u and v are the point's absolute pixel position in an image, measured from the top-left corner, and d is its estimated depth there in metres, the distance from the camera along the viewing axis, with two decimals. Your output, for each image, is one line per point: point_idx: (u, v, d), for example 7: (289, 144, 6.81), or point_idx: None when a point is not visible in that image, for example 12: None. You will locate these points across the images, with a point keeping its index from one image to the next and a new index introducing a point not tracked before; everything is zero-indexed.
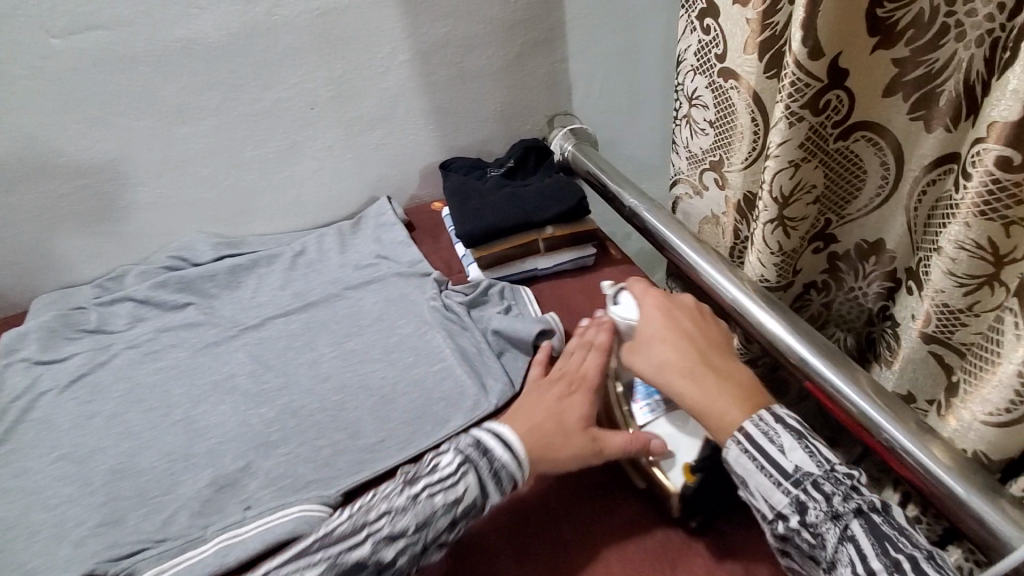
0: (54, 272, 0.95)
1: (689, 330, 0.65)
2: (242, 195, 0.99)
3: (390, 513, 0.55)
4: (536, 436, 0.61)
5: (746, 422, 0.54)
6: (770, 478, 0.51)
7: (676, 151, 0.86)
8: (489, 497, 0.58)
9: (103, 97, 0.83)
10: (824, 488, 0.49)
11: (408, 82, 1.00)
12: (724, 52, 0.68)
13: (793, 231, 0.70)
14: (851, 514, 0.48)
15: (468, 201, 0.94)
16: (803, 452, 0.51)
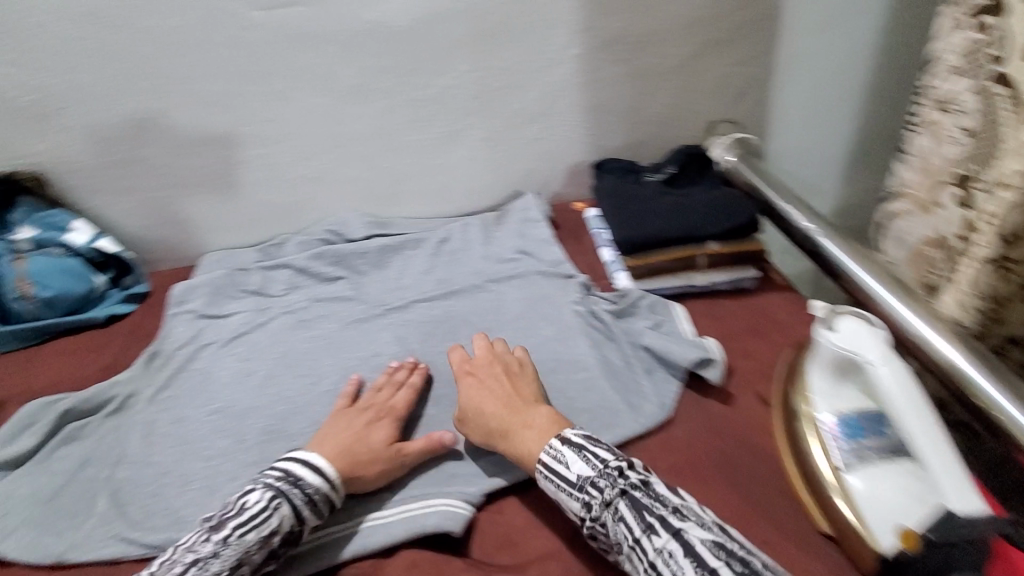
0: (221, 234, 1.00)
1: (500, 387, 0.67)
2: (396, 177, 1.01)
3: (199, 563, 0.51)
4: (343, 458, 0.61)
5: (543, 450, 0.59)
6: (561, 490, 0.57)
7: (906, 162, 0.76)
8: (307, 520, 0.57)
9: (291, 72, 0.86)
10: (598, 484, 0.54)
11: (571, 78, 0.97)
12: (1002, 53, 0.61)
13: (1010, 276, 0.64)
14: (615, 497, 0.53)
15: (624, 204, 0.88)
16: (580, 459, 0.57)
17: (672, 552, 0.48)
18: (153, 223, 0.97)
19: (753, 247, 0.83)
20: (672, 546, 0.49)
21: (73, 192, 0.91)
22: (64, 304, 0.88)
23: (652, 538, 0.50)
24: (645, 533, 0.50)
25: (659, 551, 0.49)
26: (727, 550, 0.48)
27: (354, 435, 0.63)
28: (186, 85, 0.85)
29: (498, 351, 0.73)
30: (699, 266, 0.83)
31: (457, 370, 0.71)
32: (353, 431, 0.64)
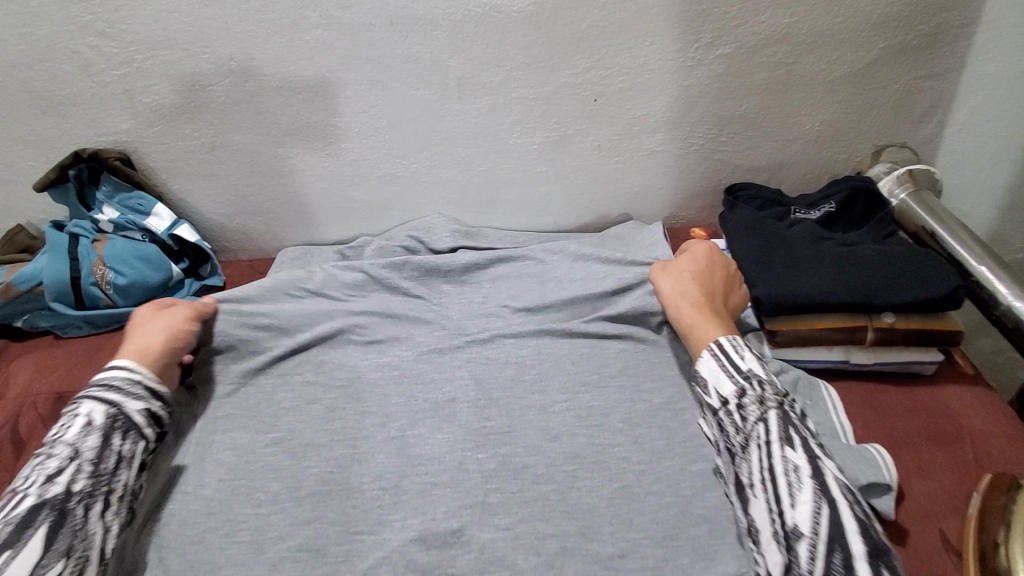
0: (302, 226, 0.94)
1: (714, 279, 0.68)
2: (491, 183, 0.88)
3: (37, 473, 0.53)
4: (138, 349, 0.64)
5: (726, 338, 0.61)
6: (724, 373, 0.59)
7: None
8: (129, 406, 0.60)
9: (389, 58, 0.75)
10: (764, 386, 0.56)
11: (716, 82, 0.80)
12: None
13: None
14: (772, 403, 0.55)
15: (769, 249, 0.70)
16: (757, 362, 0.58)
17: (800, 470, 0.51)
18: (235, 210, 0.91)
19: (946, 326, 0.63)
20: (803, 466, 0.51)
21: (156, 173, 0.86)
22: (139, 293, 0.84)
23: (786, 448, 0.52)
24: (783, 442, 0.53)
25: (789, 462, 0.51)
26: (854, 498, 0.49)
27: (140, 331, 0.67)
28: (277, 68, 0.76)
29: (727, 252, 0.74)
30: (865, 343, 0.65)
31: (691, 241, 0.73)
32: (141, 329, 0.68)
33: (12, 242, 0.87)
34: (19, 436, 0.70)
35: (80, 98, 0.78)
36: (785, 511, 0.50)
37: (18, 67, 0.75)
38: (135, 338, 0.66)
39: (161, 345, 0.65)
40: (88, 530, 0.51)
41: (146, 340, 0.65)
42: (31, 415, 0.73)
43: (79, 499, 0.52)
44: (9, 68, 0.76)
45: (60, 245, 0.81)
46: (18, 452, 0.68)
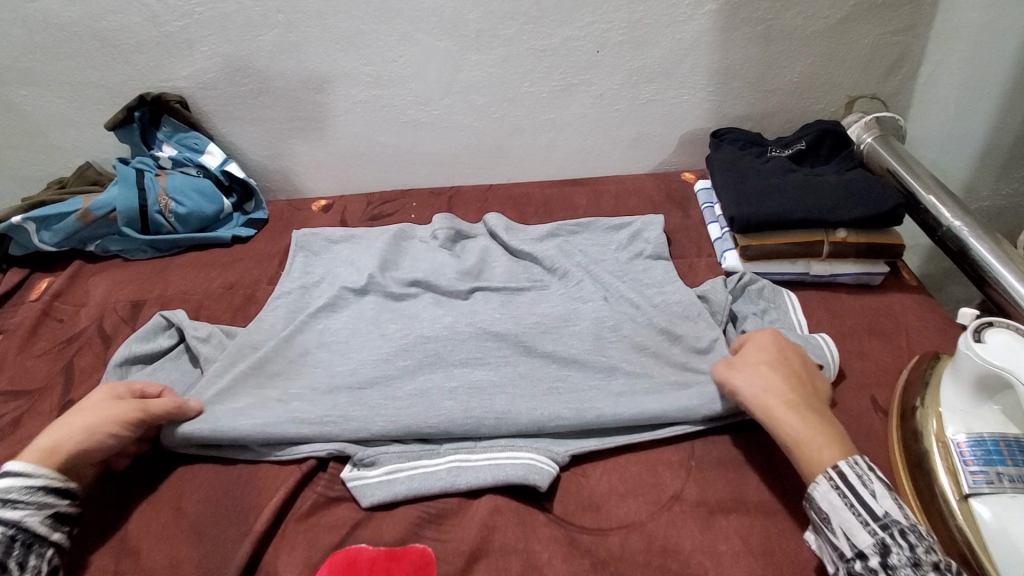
0: (336, 168, 1.06)
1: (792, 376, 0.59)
2: (504, 130, 1.00)
3: None
4: (40, 449, 0.57)
5: (843, 463, 0.51)
6: (857, 517, 0.49)
7: None
8: (27, 520, 0.53)
9: (416, 12, 0.86)
10: (910, 537, 0.47)
11: (704, 36, 0.90)
12: None
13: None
14: (930, 566, 0.46)
15: (745, 180, 0.82)
16: (890, 499, 0.49)
17: None
18: (275, 152, 1.03)
19: (890, 241, 0.75)
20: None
21: (209, 117, 0.98)
22: (196, 222, 0.96)
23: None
24: None
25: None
26: None
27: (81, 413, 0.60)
28: (318, 20, 0.87)
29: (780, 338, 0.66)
30: (822, 255, 0.77)
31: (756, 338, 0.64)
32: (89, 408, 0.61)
33: (83, 176, 1.00)
34: (105, 332, 0.83)
35: (147, 46, 0.90)
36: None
37: (95, 19, 0.87)
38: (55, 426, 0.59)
39: (76, 437, 0.58)
40: None
41: (55, 437, 0.58)
42: (113, 316, 0.86)
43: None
44: (86, 19, 0.87)
45: (128, 176, 0.93)
46: (106, 343, 0.82)
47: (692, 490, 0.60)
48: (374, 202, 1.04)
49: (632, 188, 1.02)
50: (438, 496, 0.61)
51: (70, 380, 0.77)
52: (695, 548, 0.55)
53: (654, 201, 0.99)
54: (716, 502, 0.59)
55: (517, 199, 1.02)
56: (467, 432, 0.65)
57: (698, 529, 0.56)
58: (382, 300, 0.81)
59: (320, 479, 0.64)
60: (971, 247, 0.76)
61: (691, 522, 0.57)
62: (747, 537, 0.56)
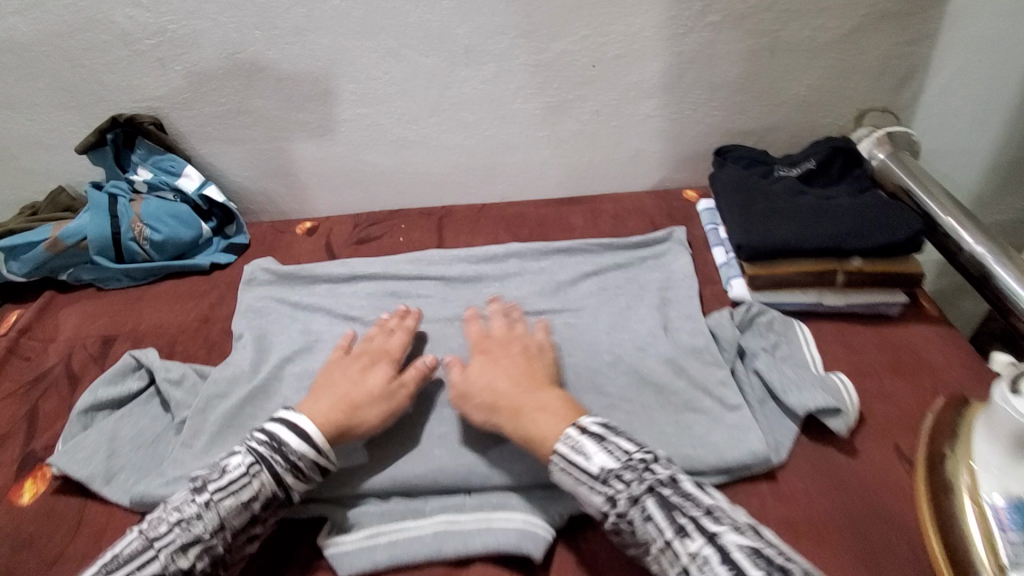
0: (321, 190, 1.01)
1: (519, 361, 0.65)
2: (496, 148, 0.95)
3: (177, 527, 0.51)
4: (336, 411, 0.59)
5: (559, 441, 0.55)
6: (584, 482, 0.53)
7: None
8: (296, 485, 0.56)
9: (401, 28, 0.81)
10: (621, 478, 0.51)
11: (707, 48, 0.85)
12: None
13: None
14: (644, 494, 0.50)
15: (751, 202, 0.77)
16: (601, 450, 0.53)
17: (707, 559, 0.45)
18: (256, 173, 0.98)
19: (908, 270, 0.70)
20: (707, 553, 0.46)
21: (186, 137, 0.93)
22: (173, 249, 0.91)
23: (685, 542, 0.47)
24: (676, 535, 0.48)
25: (693, 556, 0.46)
26: (765, 557, 0.45)
27: (353, 379, 0.64)
28: (297, 36, 0.82)
29: (523, 334, 0.70)
30: (836, 284, 0.72)
31: (474, 346, 0.70)
32: (355, 375, 0.64)
33: (55, 202, 0.95)
34: (73, 371, 0.78)
35: (117, 65, 0.85)
36: None
37: (63, 37, 0.82)
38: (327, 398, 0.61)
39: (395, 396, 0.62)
40: None
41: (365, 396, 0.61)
42: (82, 354, 0.81)
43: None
44: (54, 38, 0.82)
45: (101, 203, 0.88)
46: (73, 384, 0.77)
47: None
48: (360, 223, 1.00)
49: (631, 208, 0.97)
50: (423, 564, 0.56)
51: (32, 426, 0.72)
52: None
53: (655, 221, 0.94)
54: None
55: (511, 220, 0.97)
56: (455, 483, 0.60)
57: None
58: (361, 341, 0.76)
59: (295, 541, 0.59)
60: (995, 275, 0.71)
61: None
62: None
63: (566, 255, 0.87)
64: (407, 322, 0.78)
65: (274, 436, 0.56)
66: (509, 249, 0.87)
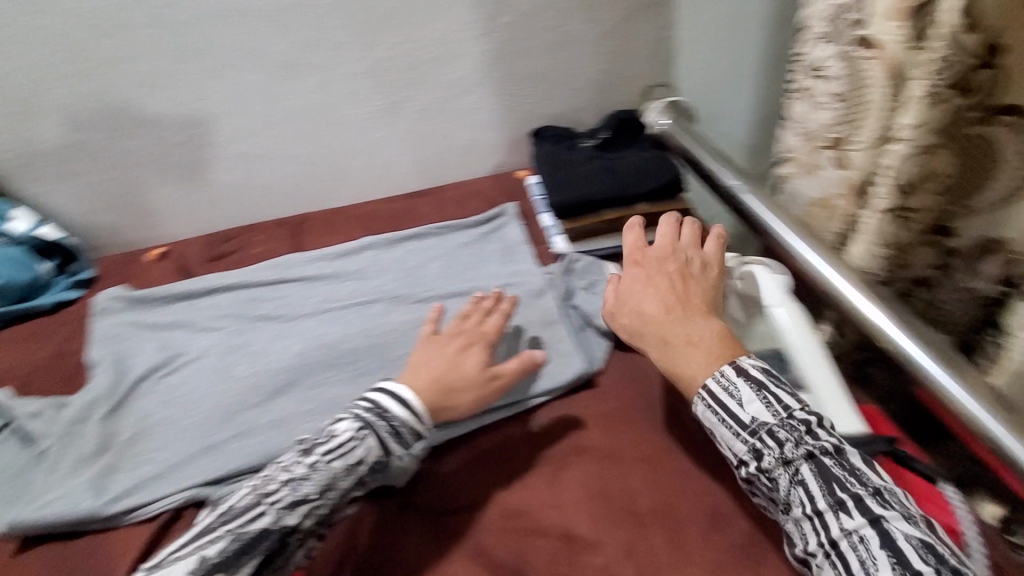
0: (167, 215, 1.01)
1: (681, 286, 0.65)
2: (337, 153, 1.02)
3: (291, 482, 0.57)
4: (432, 388, 0.65)
5: (709, 377, 0.57)
6: (730, 430, 0.55)
7: (788, 128, 0.83)
8: (393, 448, 0.61)
9: (219, 50, 0.86)
10: (776, 434, 0.53)
11: (506, 46, 0.98)
12: (864, 19, 0.64)
13: (908, 221, 0.68)
14: (801, 460, 0.52)
15: (558, 169, 0.92)
16: (761, 402, 0.54)
17: (865, 538, 0.47)
18: (96, 207, 0.97)
19: (680, 207, 0.89)
20: (867, 534, 0.48)
21: (7, 179, 0.91)
22: (12, 293, 0.90)
23: (841, 517, 0.49)
24: (831, 508, 0.49)
25: (849, 533, 0.48)
26: (936, 554, 0.46)
27: (467, 368, 0.68)
28: (112, 66, 0.84)
29: (674, 246, 0.70)
30: (630, 226, 0.89)
31: (630, 257, 0.70)
32: (451, 357, 0.68)
33: None
34: None
35: None
36: None
37: None
38: (426, 370, 0.67)
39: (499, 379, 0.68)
40: (285, 563, 0.56)
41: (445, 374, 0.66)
42: None
43: (299, 533, 0.56)
44: None
45: None
46: None
47: (536, 452, 0.69)
48: (213, 241, 1.02)
49: (471, 192, 1.09)
50: None
51: None
52: (542, 503, 0.64)
53: (493, 200, 1.06)
54: (557, 457, 0.68)
55: (363, 216, 1.05)
56: None
57: (543, 485, 0.66)
58: (223, 347, 0.80)
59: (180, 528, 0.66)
60: (745, 203, 0.84)
61: (537, 483, 0.66)
62: (586, 483, 0.65)
63: (416, 239, 0.96)
64: (268, 321, 0.83)
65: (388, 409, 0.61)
66: (362, 242, 0.94)
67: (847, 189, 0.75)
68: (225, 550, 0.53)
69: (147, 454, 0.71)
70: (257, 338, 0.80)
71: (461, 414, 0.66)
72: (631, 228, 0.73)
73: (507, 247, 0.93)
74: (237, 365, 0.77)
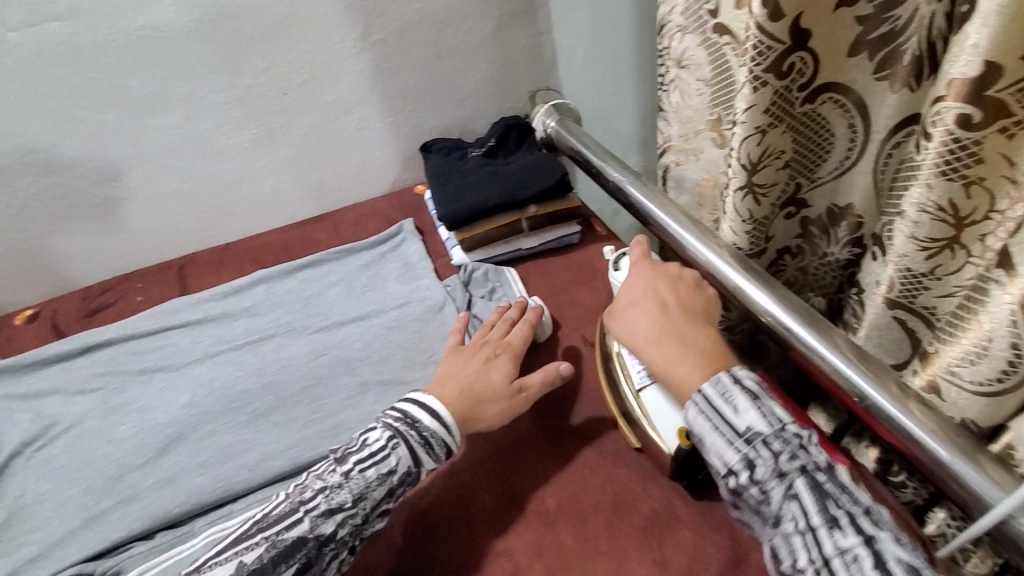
0: (31, 272, 0.94)
1: (669, 293, 0.62)
2: (219, 187, 0.98)
3: (325, 491, 0.56)
4: (458, 398, 0.63)
5: (707, 383, 0.52)
6: (723, 437, 0.50)
7: (664, 118, 0.86)
8: (424, 463, 0.60)
9: (65, 91, 0.81)
10: (772, 446, 0.48)
11: (382, 63, 0.97)
12: (716, 8, 0.69)
13: (761, 199, 0.70)
14: (795, 474, 0.48)
15: (448, 181, 0.91)
16: (755, 411, 0.50)
17: (858, 557, 0.44)
18: None
19: (569, 205, 0.91)
20: (859, 552, 0.44)
21: None
22: None
23: (836, 534, 0.45)
24: (825, 524, 0.46)
25: (844, 551, 0.45)
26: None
27: (479, 369, 0.67)
28: None
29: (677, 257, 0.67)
30: (524, 230, 0.90)
31: (638, 261, 0.68)
32: (484, 365, 0.67)
33: None
34: None
35: None
36: None
37: None
38: (452, 379, 0.65)
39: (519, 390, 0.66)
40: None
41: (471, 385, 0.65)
42: None
43: (336, 544, 0.54)
44: None
45: None
46: None
47: (446, 469, 0.68)
48: (90, 294, 0.95)
49: (369, 212, 1.07)
50: None
51: None
52: (453, 521, 0.64)
53: (391, 218, 1.05)
54: (467, 470, 0.68)
55: (256, 249, 1.01)
56: (220, 497, 0.65)
57: (454, 504, 0.65)
58: (103, 408, 0.75)
59: None
60: (629, 195, 0.85)
61: (449, 502, 0.65)
62: (496, 493, 0.66)
63: (312, 267, 0.93)
64: (153, 372, 0.78)
65: (414, 418, 0.60)
66: (253, 277, 0.90)
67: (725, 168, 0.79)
68: (258, 561, 0.52)
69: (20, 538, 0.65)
70: (141, 393, 0.76)
71: (488, 426, 0.64)
72: (637, 246, 0.71)
73: (406, 265, 0.92)
74: (119, 426, 0.72)
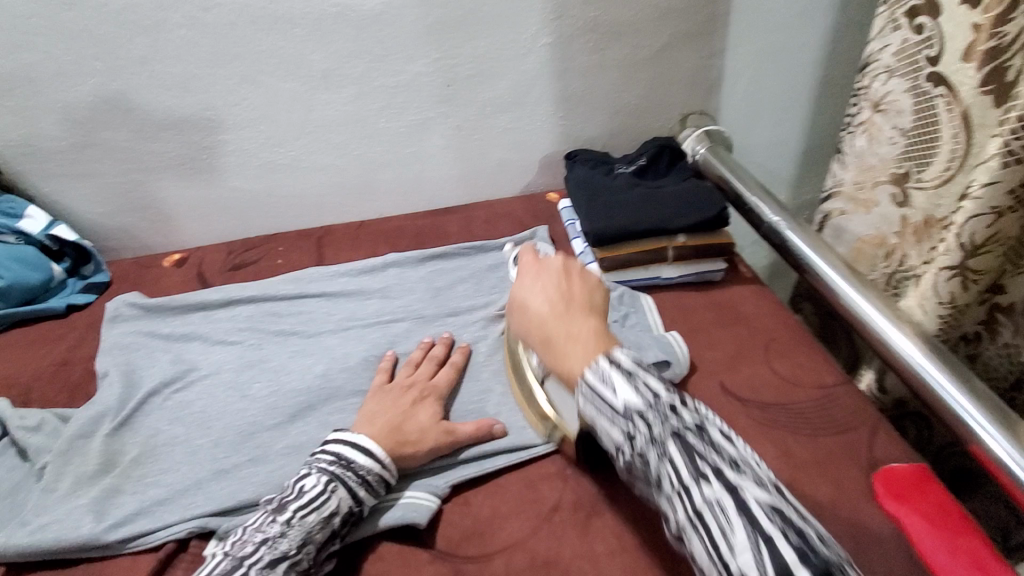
0: (185, 220, 0.99)
1: (558, 283, 0.58)
2: (366, 166, 0.99)
3: (266, 542, 0.52)
4: (389, 437, 0.62)
5: (584, 369, 0.49)
6: (605, 419, 0.47)
7: (841, 160, 0.79)
8: (364, 500, 0.58)
9: (254, 55, 0.84)
10: (643, 416, 0.44)
11: (546, 67, 0.95)
12: (938, 55, 0.61)
13: (970, 284, 0.66)
14: (665, 436, 0.43)
15: (594, 197, 0.88)
16: (626, 384, 0.46)
17: (721, 506, 0.39)
18: (114, 208, 0.95)
19: (721, 241, 0.85)
20: (721, 500, 0.39)
21: (26, 176, 0.89)
22: (19, 294, 0.87)
23: (701, 487, 0.40)
24: (693, 480, 0.41)
25: (710, 503, 0.39)
26: (786, 517, 0.38)
27: (399, 412, 0.65)
28: (143, 66, 0.82)
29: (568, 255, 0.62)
30: (668, 259, 0.84)
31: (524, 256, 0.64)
32: (405, 409, 0.65)
33: None
34: None
35: None
36: (723, 559, 0.38)
37: None
38: (382, 418, 0.64)
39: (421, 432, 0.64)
40: None
41: (392, 421, 0.64)
42: None
43: None
44: None
45: None
46: None
47: (568, 500, 0.63)
48: (233, 249, 0.99)
49: (501, 212, 1.06)
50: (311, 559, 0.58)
51: None
52: (573, 555, 0.58)
53: (523, 222, 1.03)
54: (592, 504, 0.62)
55: (389, 232, 1.02)
56: None
57: (575, 539, 0.59)
58: (238, 363, 0.76)
59: (181, 563, 0.60)
60: (789, 238, 0.79)
61: (570, 538, 0.59)
62: (619, 534, 0.59)
63: (443, 259, 0.92)
64: (287, 336, 0.80)
65: (349, 459, 0.59)
66: (386, 259, 0.90)
67: (905, 229, 0.72)
68: None
69: (146, 477, 0.66)
70: (275, 355, 0.77)
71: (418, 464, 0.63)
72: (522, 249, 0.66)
73: None
74: (251, 384, 0.73)
